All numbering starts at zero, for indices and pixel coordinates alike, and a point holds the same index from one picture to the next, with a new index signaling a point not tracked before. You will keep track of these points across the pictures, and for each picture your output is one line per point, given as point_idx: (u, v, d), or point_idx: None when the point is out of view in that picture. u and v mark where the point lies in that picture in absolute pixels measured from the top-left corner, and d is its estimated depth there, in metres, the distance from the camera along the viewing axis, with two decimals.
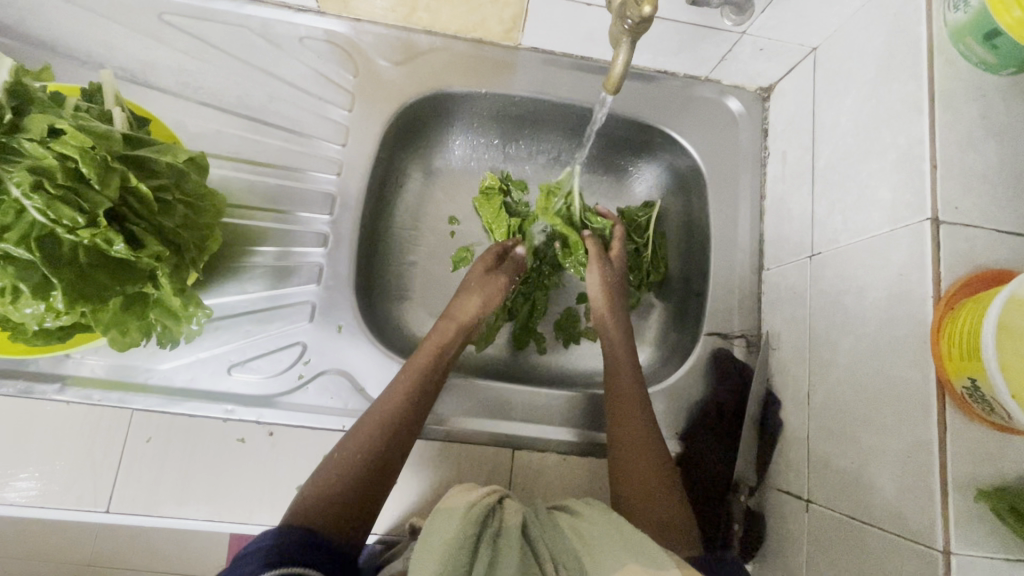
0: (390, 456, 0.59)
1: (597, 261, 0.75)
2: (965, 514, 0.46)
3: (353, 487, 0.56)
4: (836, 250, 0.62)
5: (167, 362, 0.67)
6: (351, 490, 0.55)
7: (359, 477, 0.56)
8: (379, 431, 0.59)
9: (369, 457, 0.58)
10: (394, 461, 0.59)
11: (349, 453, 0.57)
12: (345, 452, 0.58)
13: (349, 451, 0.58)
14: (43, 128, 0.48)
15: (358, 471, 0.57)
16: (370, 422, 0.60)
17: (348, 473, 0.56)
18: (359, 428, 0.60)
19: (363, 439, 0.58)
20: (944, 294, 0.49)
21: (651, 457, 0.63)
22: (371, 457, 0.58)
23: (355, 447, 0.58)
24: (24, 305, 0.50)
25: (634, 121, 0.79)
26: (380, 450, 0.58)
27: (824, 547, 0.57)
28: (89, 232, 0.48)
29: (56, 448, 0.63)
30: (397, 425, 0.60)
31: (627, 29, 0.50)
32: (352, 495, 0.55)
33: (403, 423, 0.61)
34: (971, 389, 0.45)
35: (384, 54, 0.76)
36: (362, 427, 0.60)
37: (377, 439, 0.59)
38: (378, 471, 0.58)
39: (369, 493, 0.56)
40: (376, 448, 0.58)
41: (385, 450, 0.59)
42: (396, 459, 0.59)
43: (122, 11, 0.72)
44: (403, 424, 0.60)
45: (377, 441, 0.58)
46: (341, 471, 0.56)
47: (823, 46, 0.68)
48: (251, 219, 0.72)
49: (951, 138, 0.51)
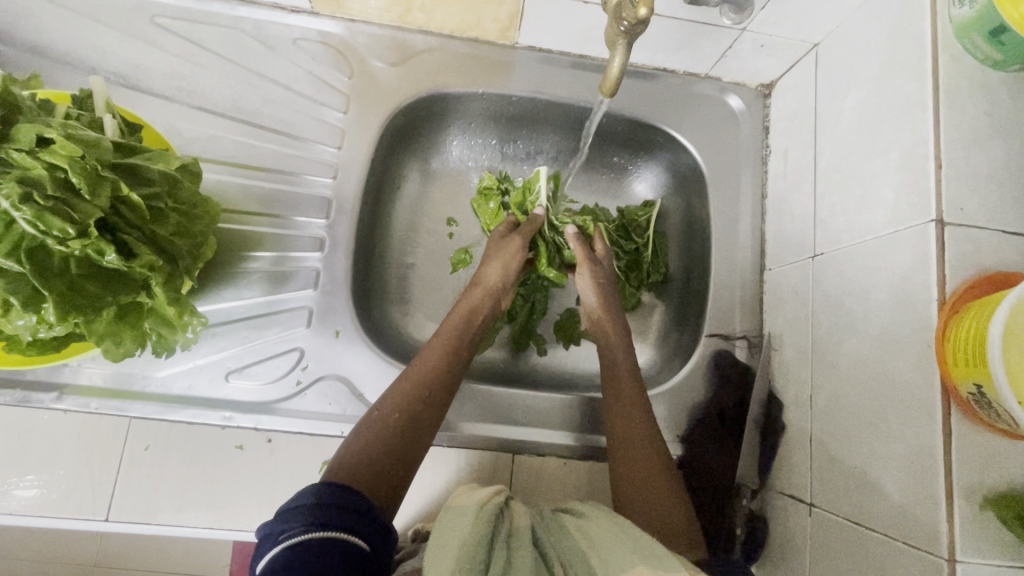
0: (426, 417, 0.59)
1: (585, 264, 0.73)
2: (971, 521, 0.46)
3: (394, 445, 0.55)
4: (839, 251, 0.61)
5: (164, 369, 0.66)
6: (391, 448, 0.55)
7: (398, 435, 0.56)
8: (416, 391, 0.59)
9: (406, 418, 0.57)
10: (430, 425, 0.59)
11: (387, 413, 0.57)
12: (382, 412, 0.57)
13: (386, 413, 0.57)
14: (31, 137, 0.47)
15: (397, 431, 0.56)
16: (405, 385, 0.60)
17: (387, 433, 0.56)
18: (395, 390, 0.60)
19: (400, 400, 0.58)
20: (949, 297, 0.48)
21: (652, 462, 0.62)
22: (408, 417, 0.58)
23: (392, 408, 0.58)
24: (16, 318, 0.49)
25: (633, 120, 0.78)
26: (417, 411, 0.58)
27: (827, 552, 0.57)
28: (80, 243, 0.48)
29: (54, 457, 0.62)
30: (433, 387, 0.60)
31: (623, 32, 0.50)
32: (392, 454, 0.54)
33: (438, 385, 0.61)
34: (977, 395, 0.45)
35: (379, 55, 0.75)
36: (398, 388, 0.60)
37: (414, 400, 0.59)
38: (415, 433, 0.57)
39: (409, 453, 0.56)
40: (413, 408, 0.58)
41: (421, 412, 0.58)
42: (431, 423, 0.59)
43: (113, 14, 0.71)
44: (438, 387, 0.61)
45: (414, 402, 0.58)
46: (380, 431, 0.56)
47: (825, 42, 0.67)
48: (247, 224, 0.72)
49: (955, 137, 0.50)
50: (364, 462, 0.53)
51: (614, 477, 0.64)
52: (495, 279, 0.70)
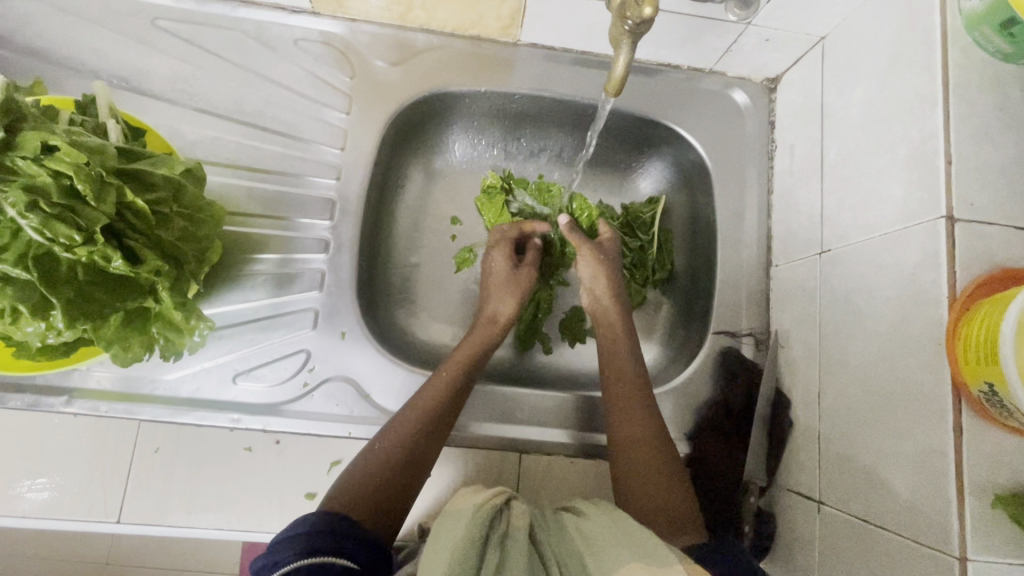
0: (426, 451, 0.60)
1: (585, 249, 0.73)
2: (981, 519, 0.45)
3: (393, 476, 0.56)
4: (846, 248, 0.60)
5: (172, 372, 0.67)
6: (389, 480, 0.56)
7: (396, 470, 0.57)
8: (417, 426, 0.60)
9: (407, 451, 0.59)
10: (429, 458, 0.60)
11: (389, 447, 0.58)
12: (383, 446, 0.59)
13: (388, 445, 0.59)
14: (36, 144, 0.47)
15: (396, 465, 0.57)
16: (407, 418, 0.61)
17: (386, 466, 0.57)
18: (396, 423, 0.61)
19: (402, 434, 0.60)
20: (960, 294, 0.48)
21: (658, 456, 0.62)
22: (409, 452, 0.59)
23: (393, 441, 0.59)
24: (25, 324, 0.49)
25: (637, 116, 0.78)
26: (417, 445, 0.59)
27: (836, 549, 0.57)
28: (86, 250, 0.48)
29: (65, 460, 0.63)
30: (435, 421, 0.61)
31: (629, 30, 0.49)
32: (390, 486, 0.56)
33: (440, 420, 0.62)
34: (989, 394, 0.44)
35: (380, 54, 0.75)
36: (400, 423, 0.61)
37: (416, 434, 0.60)
38: (414, 466, 0.58)
39: (406, 486, 0.57)
40: (413, 442, 0.59)
41: (421, 446, 0.59)
42: (431, 458, 0.60)
43: (115, 17, 0.71)
44: (439, 421, 0.62)
45: (416, 436, 0.60)
46: (380, 463, 0.57)
47: (831, 36, 0.66)
48: (251, 227, 0.72)
49: (965, 132, 0.50)
50: (361, 492, 0.54)
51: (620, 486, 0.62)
52: (500, 305, 0.72)
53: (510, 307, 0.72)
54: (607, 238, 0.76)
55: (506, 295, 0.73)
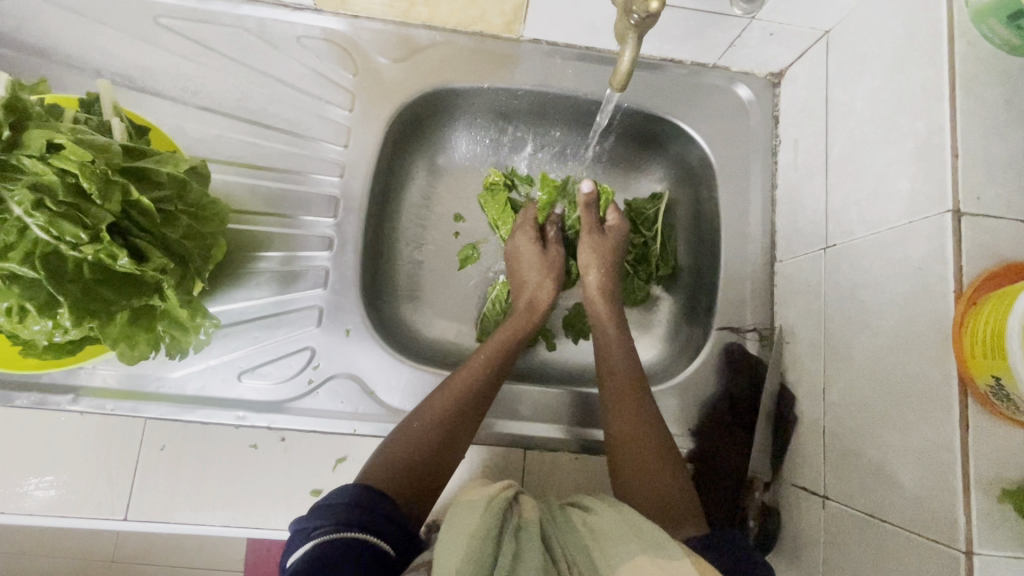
0: (462, 433, 0.60)
1: (585, 231, 0.76)
2: (988, 513, 0.45)
3: (426, 458, 0.57)
4: (851, 243, 0.60)
5: (177, 370, 0.67)
6: (423, 460, 0.57)
7: (433, 450, 0.58)
8: (455, 407, 0.60)
9: (441, 431, 0.59)
10: (464, 440, 0.60)
11: (425, 425, 0.59)
12: (420, 425, 0.59)
13: (425, 425, 0.59)
14: (41, 143, 0.47)
15: (432, 445, 0.58)
16: (445, 398, 0.61)
17: (422, 446, 0.57)
18: (434, 402, 0.61)
19: (438, 413, 0.60)
20: (966, 288, 0.48)
21: (665, 451, 0.62)
22: (445, 433, 0.59)
23: (429, 421, 0.59)
24: (32, 323, 0.50)
25: (641, 112, 0.77)
26: (453, 427, 0.59)
27: (841, 543, 0.57)
28: (92, 248, 0.48)
29: (71, 458, 0.63)
30: (472, 402, 0.61)
31: (634, 24, 0.49)
32: (423, 467, 0.56)
33: (477, 402, 0.62)
34: (995, 388, 0.44)
35: (383, 51, 0.74)
36: (437, 400, 0.61)
37: (451, 414, 0.60)
38: (450, 448, 0.59)
39: (439, 468, 0.57)
40: (449, 424, 0.59)
41: (456, 427, 0.60)
42: (467, 440, 0.60)
43: (117, 15, 0.71)
44: (477, 404, 0.62)
45: (453, 415, 0.60)
46: (416, 445, 0.57)
47: (836, 30, 0.66)
48: (256, 225, 0.72)
49: (972, 126, 0.50)
50: (395, 474, 0.55)
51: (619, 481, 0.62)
52: (539, 293, 0.73)
53: (548, 294, 0.73)
54: (614, 221, 0.77)
55: (545, 282, 0.73)
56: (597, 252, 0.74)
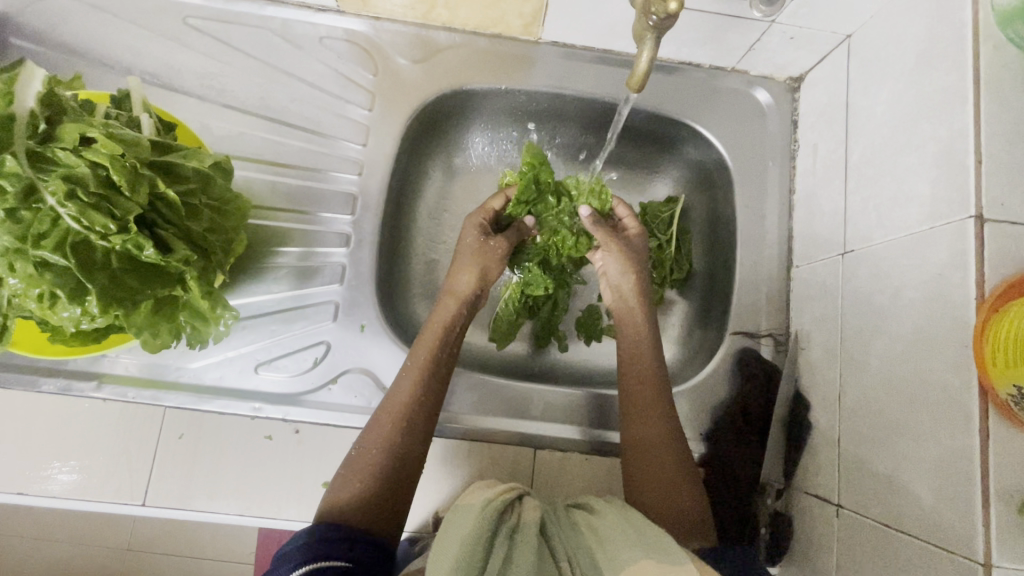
0: (413, 446, 0.59)
1: (613, 241, 0.71)
2: (1009, 525, 0.44)
3: (378, 486, 0.56)
4: (869, 248, 0.60)
5: (197, 361, 0.68)
6: (377, 483, 0.56)
7: (379, 476, 0.56)
8: (397, 423, 0.59)
9: (386, 455, 0.57)
10: (417, 452, 0.59)
11: (368, 451, 0.58)
12: (365, 448, 0.58)
13: (367, 451, 0.58)
14: (75, 136, 0.50)
15: (382, 467, 0.57)
16: (385, 417, 0.59)
17: (373, 471, 0.56)
18: (374, 428, 0.59)
19: (382, 436, 0.58)
20: (988, 296, 0.47)
21: (674, 459, 0.62)
22: (391, 453, 0.57)
23: (374, 444, 0.58)
24: (61, 309, 0.51)
25: (661, 115, 0.77)
26: (399, 444, 0.58)
27: (855, 553, 0.56)
28: (120, 238, 0.50)
29: (93, 442, 0.65)
30: (413, 416, 0.60)
31: (653, 25, 0.49)
32: (379, 490, 0.56)
33: (416, 412, 0.60)
34: (1017, 397, 0.43)
35: (403, 52, 0.76)
36: (377, 427, 0.59)
37: (395, 436, 0.58)
38: (403, 462, 0.58)
39: (398, 490, 0.57)
40: (395, 440, 0.58)
41: (403, 444, 0.58)
42: (422, 449, 0.60)
43: (148, 16, 0.73)
44: (420, 414, 0.60)
45: (393, 436, 0.58)
46: (365, 471, 0.56)
47: (857, 34, 0.65)
48: (274, 220, 0.73)
49: (996, 130, 0.49)
50: (354, 505, 0.54)
51: (632, 489, 0.62)
52: (459, 280, 0.69)
53: (468, 281, 0.69)
54: (632, 225, 0.74)
55: (466, 267, 0.69)
56: (626, 258, 0.71)
